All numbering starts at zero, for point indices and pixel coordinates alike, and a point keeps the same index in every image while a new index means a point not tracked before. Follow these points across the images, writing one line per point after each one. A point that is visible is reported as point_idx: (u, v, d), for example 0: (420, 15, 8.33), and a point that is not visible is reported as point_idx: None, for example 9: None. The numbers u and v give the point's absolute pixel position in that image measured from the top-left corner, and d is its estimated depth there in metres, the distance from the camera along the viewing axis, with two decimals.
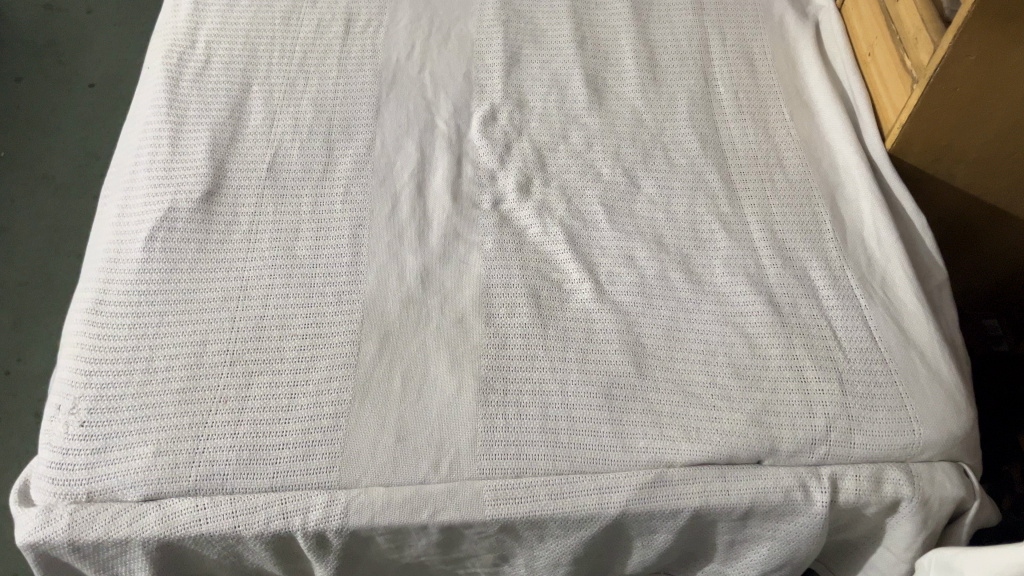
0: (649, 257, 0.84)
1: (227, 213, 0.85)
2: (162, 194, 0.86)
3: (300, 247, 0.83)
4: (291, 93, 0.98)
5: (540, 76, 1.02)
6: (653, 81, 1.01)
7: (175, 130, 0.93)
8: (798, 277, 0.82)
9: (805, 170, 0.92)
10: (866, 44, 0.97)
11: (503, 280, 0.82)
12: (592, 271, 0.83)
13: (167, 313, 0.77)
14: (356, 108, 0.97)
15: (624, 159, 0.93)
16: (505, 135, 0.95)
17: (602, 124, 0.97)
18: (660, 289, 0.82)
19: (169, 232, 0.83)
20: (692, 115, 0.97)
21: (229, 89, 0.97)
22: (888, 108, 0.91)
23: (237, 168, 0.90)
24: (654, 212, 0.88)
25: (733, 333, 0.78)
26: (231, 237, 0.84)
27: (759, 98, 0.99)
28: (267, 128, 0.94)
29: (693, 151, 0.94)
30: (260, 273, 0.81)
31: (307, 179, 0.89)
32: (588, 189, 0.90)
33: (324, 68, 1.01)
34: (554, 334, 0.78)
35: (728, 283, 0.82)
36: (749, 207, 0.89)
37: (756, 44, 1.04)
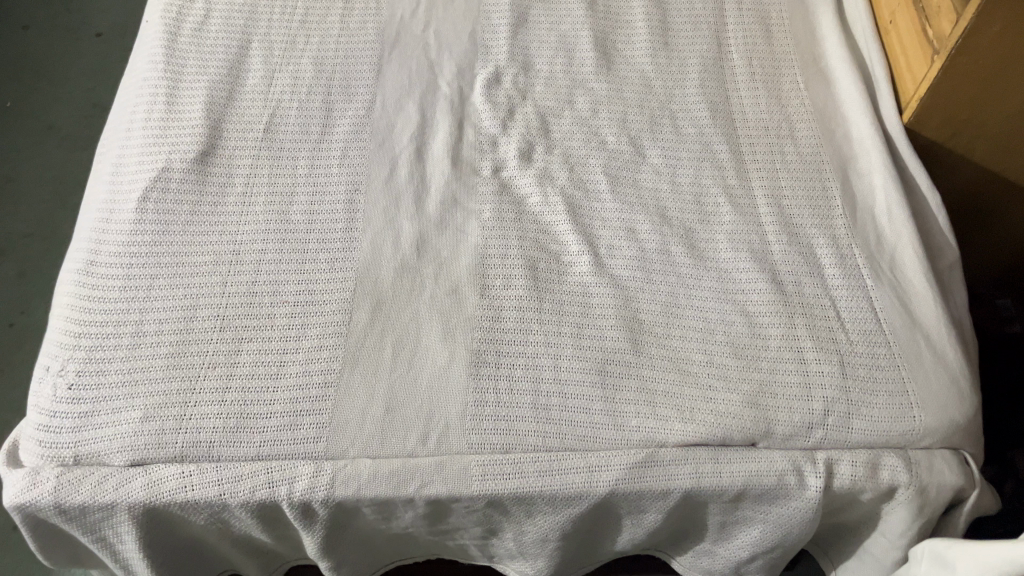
0: (651, 231, 0.82)
1: (222, 173, 0.84)
2: (156, 154, 0.84)
3: (295, 211, 0.82)
4: (291, 50, 0.95)
5: (547, 38, 0.99)
6: (664, 45, 0.97)
7: (172, 87, 0.91)
8: (804, 254, 0.80)
9: (817, 142, 0.89)
10: (887, 10, 0.93)
11: (500, 251, 0.80)
12: (592, 243, 0.81)
13: (158, 276, 0.76)
14: (356, 67, 0.94)
15: (630, 126, 0.90)
16: (509, 99, 0.93)
17: (610, 89, 0.94)
18: (661, 264, 0.80)
19: (162, 193, 0.81)
20: (703, 81, 0.94)
21: (227, 45, 0.95)
22: (907, 79, 0.88)
23: (234, 127, 0.88)
24: (658, 183, 0.86)
25: (733, 311, 0.76)
26: (225, 199, 0.82)
27: (773, 65, 0.95)
28: (265, 86, 0.92)
29: (703, 119, 0.91)
30: (254, 237, 0.80)
31: (304, 140, 0.87)
32: (592, 158, 0.88)
33: (327, 25, 0.98)
34: (550, 307, 0.76)
35: (731, 258, 0.80)
36: (757, 179, 0.86)
37: (773, 9, 1.00)
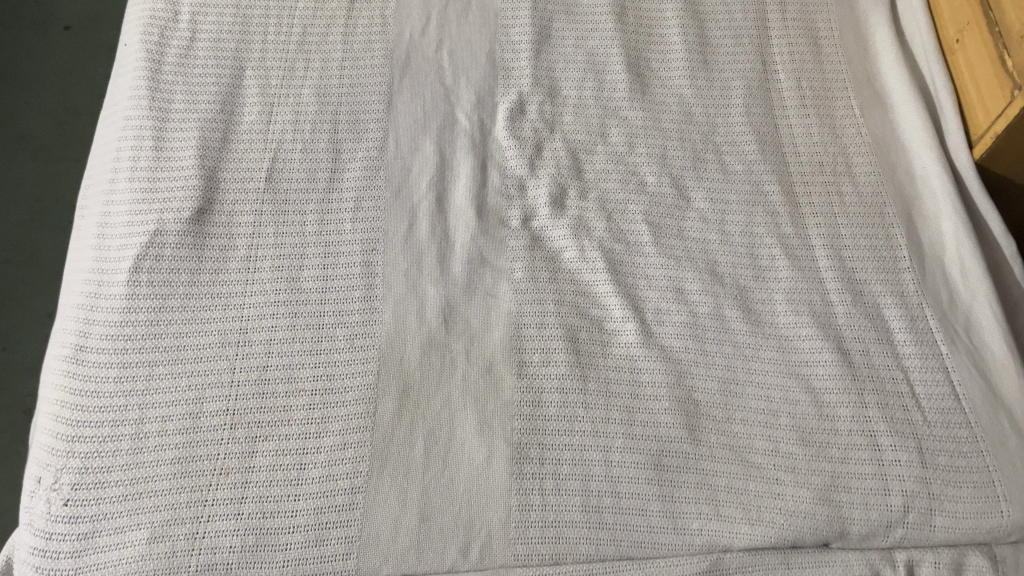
0: (702, 291, 0.74)
1: (222, 234, 0.75)
2: (146, 213, 0.75)
3: (306, 278, 0.73)
4: (290, 79, 0.85)
5: (573, 57, 0.89)
6: (703, 64, 0.88)
7: (160, 128, 0.81)
8: (870, 317, 0.73)
9: (877, 179, 0.80)
10: (952, 27, 0.84)
11: (536, 319, 0.73)
12: (638, 307, 0.73)
13: (157, 364, 0.68)
14: (364, 98, 0.85)
15: (671, 164, 0.82)
16: (535, 133, 0.84)
17: (646, 118, 0.85)
18: (714, 332, 0.72)
19: (156, 261, 0.73)
20: (749, 108, 0.85)
21: (219, 75, 0.85)
22: (978, 110, 0.79)
23: (232, 177, 0.78)
24: (706, 232, 0.78)
25: (798, 388, 0.69)
26: (227, 265, 0.73)
27: (823, 87, 0.86)
28: (264, 124, 0.82)
29: (750, 154, 0.82)
30: (262, 312, 0.71)
31: (312, 190, 0.78)
32: (631, 203, 0.79)
33: (328, 47, 0.88)
34: (596, 387, 0.69)
35: (791, 323, 0.73)
36: (814, 226, 0.78)
37: (821, 18, 0.91)
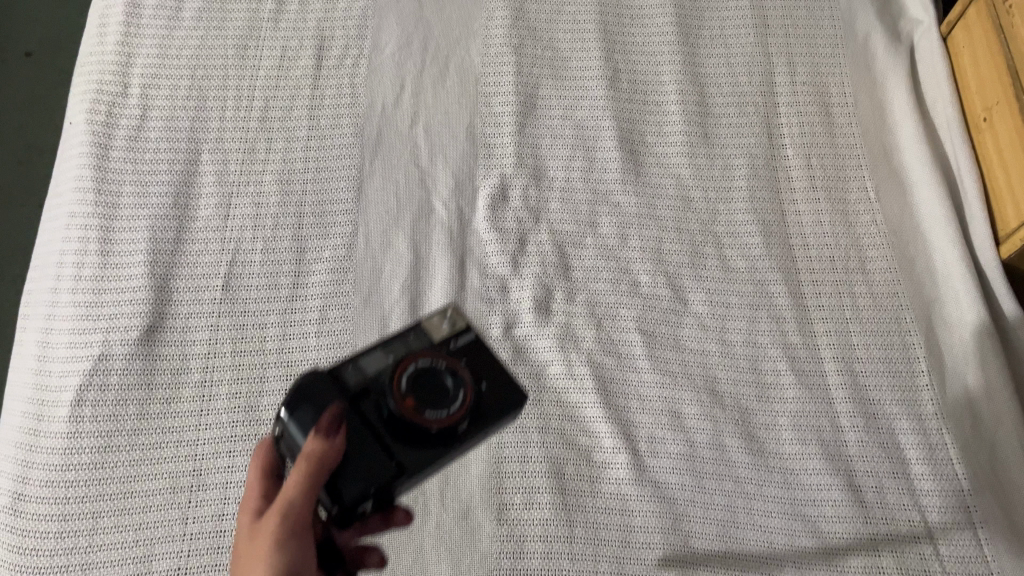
0: (700, 416, 0.68)
1: (174, 356, 0.69)
2: (91, 332, 0.68)
3: (266, 407, 0.67)
4: (251, 163, 0.78)
5: (561, 131, 0.81)
6: (704, 138, 0.80)
7: (107, 226, 0.73)
8: (884, 445, 0.66)
9: (893, 277, 0.73)
10: (981, 104, 0.76)
11: (518, 450, 0.66)
12: (629, 435, 0.67)
13: (102, 514, 0.62)
14: (331, 184, 0.77)
15: (667, 260, 0.75)
16: (518, 223, 0.76)
17: (641, 205, 0.77)
18: (714, 465, 0.66)
19: (101, 391, 0.66)
20: (753, 191, 0.77)
21: (172, 160, 0.77)
22: (1007, 202, 0.72)
23: (186, 285, 0.72)
24: (705, 342, 0.71)
25: (804, 533, 0.63)
26: (180, 393, 0.67)
27: (835, 165, 0.78)
28: (221, 220, 0.75)
29: (754, 247, 0.75)
30: (218, 448, 0.65)
31: (273, 298, 0.72)
32: (623, 307, 0.72)
33: (292, 123, 0.80)
34: (582, 535, 0.63)
35: (797, 454, 0.66)
36: (824, 334, 0.71)
37: (832, 82, 0.82)
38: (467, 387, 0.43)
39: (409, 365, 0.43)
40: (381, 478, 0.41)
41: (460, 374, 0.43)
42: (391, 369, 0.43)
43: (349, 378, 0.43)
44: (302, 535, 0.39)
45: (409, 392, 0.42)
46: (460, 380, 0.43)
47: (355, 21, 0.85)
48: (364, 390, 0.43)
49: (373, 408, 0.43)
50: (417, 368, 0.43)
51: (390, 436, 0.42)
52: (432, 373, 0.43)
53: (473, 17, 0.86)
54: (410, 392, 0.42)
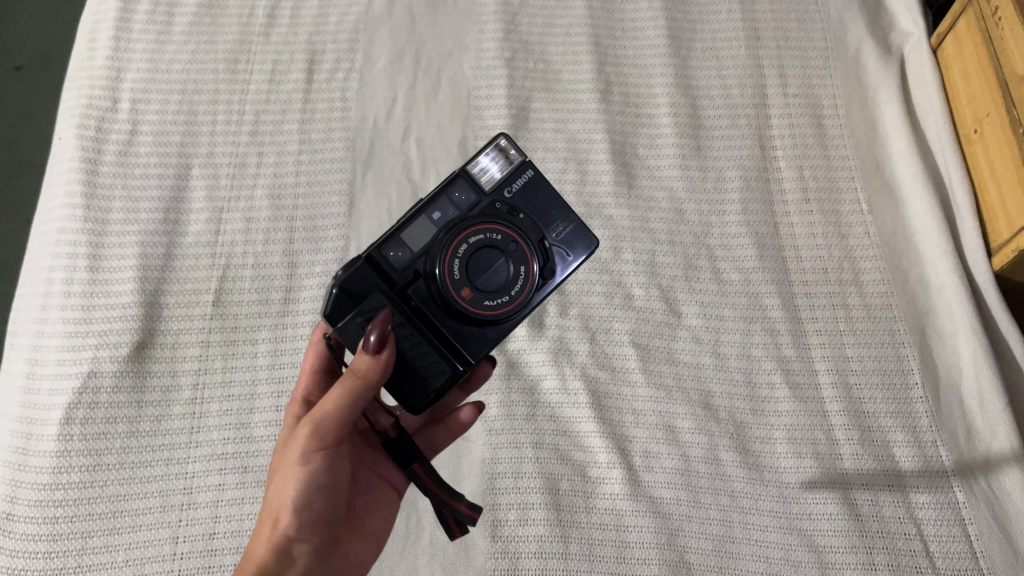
0: (694, 430, 0.67)
1: (164, 373, 0.68)
2: (79, 349, 0.67)
3: (257, 423, 0.66)
4: (241, 178, 0.77)
5: (554, 144, 0.81)
6: (696, 150, 0.80)
7: (96, 241, 0.72)
8: (879, 458, 0.66)
9: (886, 288, 0.73)
10: (972, 116, 0.76)
11: (512, 466, 0.66)
12: (624, 450, 0.67)
13: (91, 534, 0.61)
14: (323, 198, 0.77)
15: (661, 273, 0.74)
16: None
17: (634, 218, 0.77)
18: (709, 479, 0.66)
19: (90, 409, 0.65)
20: (746, 204, 0.77)
21: (162, 175, 0.77)
22: (999, 213, 0.72)
23: (176, 302, 0.71)
24: (699, 356, 0.71)
25: (800, 548, 0.63)
26: (171, 410, 0.67)
27: (827, 177, 0.79)
28: (212, 235, 0.74)
29: (747, 260, 0.75)
30: (209, 466, 0.65)
31: (264, 313, 0.71)
32: (616, 320, 0.72)
33: (283, 137, 0.80)
34: (577, 551, 0.63)
35: (792, 468, 0.66)
36: (818, 346, 0.71)
37: (823, 94, 0.82)
38: (526, 263, 0.49)
39: (462, 242, 0.48)
40: (438, 380, 0.48)
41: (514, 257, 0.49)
42: (443, 243, 0.48)
43: (404, 265, 0.49)
44: (326, 452, 0.48)
45: (463, 276, 0.48)
46: (519, 260, 0.49)
47: (346, 34, 0.85)
48: (419, 274, 0.49)
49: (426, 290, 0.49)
50: (469, 245, 0.48)
51: (445, 313, 0.49)
52: (484, 248, 0.48)
53: (465, 31, 0.86)
54: (463, 276, 0.48)
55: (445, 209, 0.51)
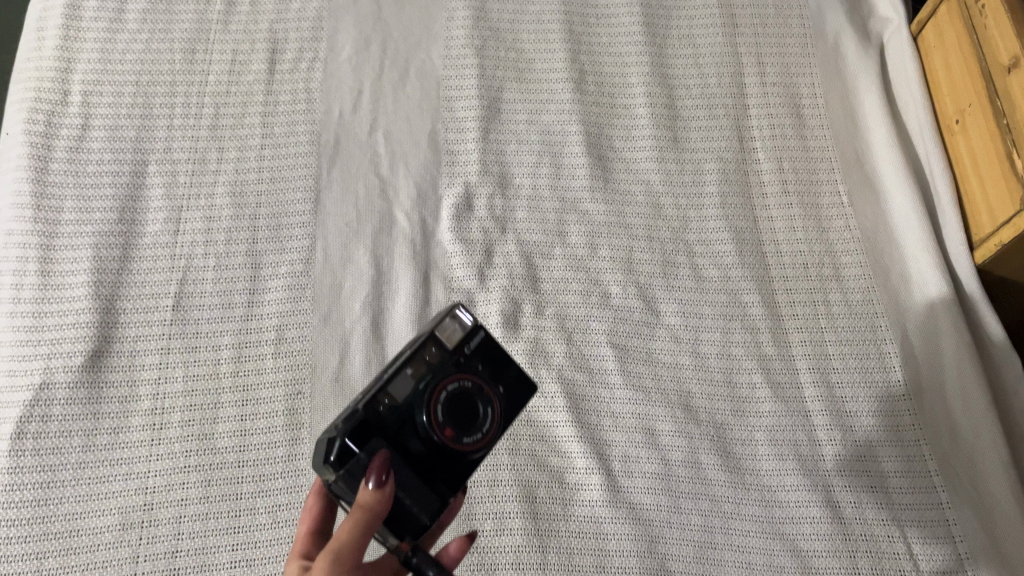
0: (675, 433, 0.65)
1: (122, 382, 0.65)
2: (31, 359, 0.64)
3: (221, 434, 0.64)
4: (201, 174, 0.74)
5: (527, 136, 0.78)
6: (673, 142, 0.78)
7: (47, 244, 0.69)
8: (862, 458, 0.65)
9: (867, 284, 0.72)
10: (954, 106, 0.74)
11: (487, 474, 0.64)
12: (602, 455, 0.65)
13: (47, 555, 0.59)
14: (287, 195, 0.74)
15: (638, 270, 0.72)
16: (484, 232, 0.74)
17: (610, 212, 0.75)
18: (689, 484, 0.64)
19: (44, 423, 0.62)
20: (725, 197, 0.75)
21: (117, 172, 0.73)
22: (981, 207, 0.70)
23: (133, 306, 0.68)
24: (678, 355, 0.69)
25: (783, 553, 0.61)
26: (129, 421, 0.64)
27: (807, 169, 0.77)
28: (171, 235, 0.71)
29: (726, 256, 0.73)
30: (170, 480, 0.62)
31: (226, 318, 0.68)
32: (593, 319, 0.70)
33: (244, 130, 0.76)
34: (556, 561, 0.61)
35: (774, 471, 0.64)
36: (799, 344, 0.69)
37: (803, 83, 0.81)
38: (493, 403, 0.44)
39: (443, 389, 0.43)
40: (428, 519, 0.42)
41: (486, 395, 0.44)
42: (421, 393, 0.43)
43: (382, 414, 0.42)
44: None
45: (434, 420, 0.42)
46: (487, 400, 0.44)
47: (309, 22, 0.82)
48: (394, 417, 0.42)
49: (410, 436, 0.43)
50: (445, 394, 0.43)
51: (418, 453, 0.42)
52: (462, 399, 0.43)
53: (434, 18, 0.83)
54: (446, 421, 0.43)
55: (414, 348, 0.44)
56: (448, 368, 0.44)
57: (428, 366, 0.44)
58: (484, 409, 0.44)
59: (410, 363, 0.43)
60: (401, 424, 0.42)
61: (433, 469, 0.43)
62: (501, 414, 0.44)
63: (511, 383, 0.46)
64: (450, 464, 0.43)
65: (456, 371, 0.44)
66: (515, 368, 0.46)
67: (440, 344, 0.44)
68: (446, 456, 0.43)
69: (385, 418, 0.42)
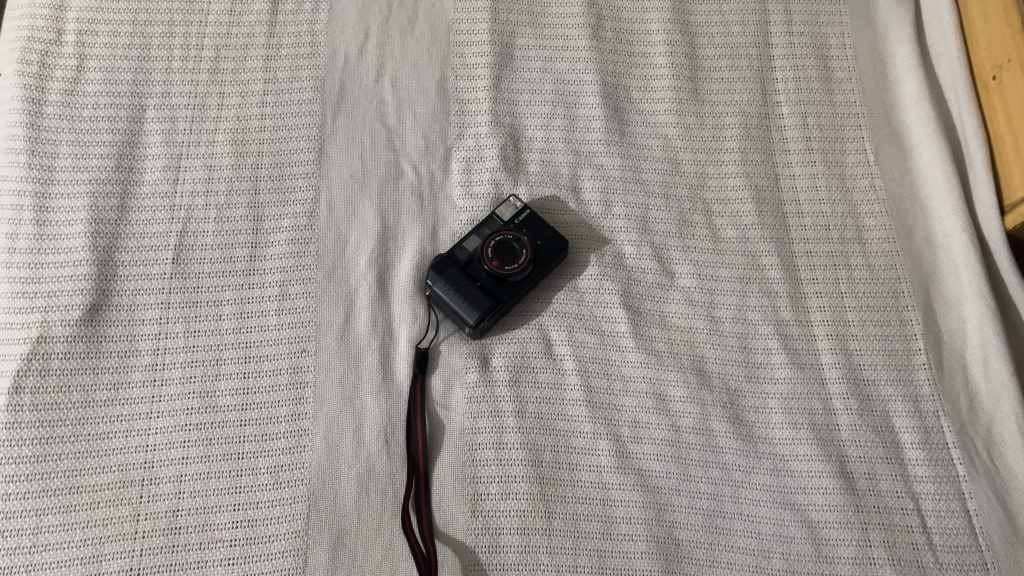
0: (686, 399, 0.64)
1: (121, 337, 0.63)
2: (27, 311, 0.63)
3: (223, 392, 0.62)
4: (202, 121, 0.71)
5: (540, 86, 0.75)
6: (693, 94, 0.75)
7: (43, 192, 0.67)
8: (878, 428, 0.63)
9: (891, 247, 0.69)
10: (991, 60, 0.70)
11: (493, 437, 0.62)
12: (611, 420, 0.63)
13: (47, 511, 0.58)
14: (290, 144, 0.71)
15: (653, 229, 0.70)
16: (494, 186, 0.71)
17: (625, 167, 0.72)
18: (699, 451, 0.62)
19: (42, 377, 0.61)
20: (745, 154, 0.72)
21: (114, 117, 0.70)
22: (1015, 168, 0.67)
23: (132, 257, 0.66)
24: (692, 318, 0.67)
25: (794, 523, 0.60)
26: (129, 377, 0.62)
27: (832, 125, 0.73)
28: (170, 184, 0.69)
29: (745, 216, 0.70)
30: (171, 438, 0.61)
31: (228, 272, 0.66)
32: (606, 279, 0.68)
33: (246, 75, 0.73)
34: (562, 528, 0.60)
35: (787, 439, 0.63)
36: (817, 310, 0.67)
37: (832, 33, 0.77)
38: (527, 245, 0.65)
39: (494, 239, 0.66)
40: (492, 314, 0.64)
41: (523, 240, 0.66)
42: (481, 242, 0.66)
43: (463, 256, 0.66)
44: None
45: (492, 256, 0.65)
46: (523, 243, 0.65)
47: None
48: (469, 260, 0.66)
49: (477, 273, 0.66)
50: (497, 243, 0.66)
51: (484, 282, 0.65)
52: (505, 241, 0.66)
53: None
54: (494, 258, 0.65)
55: (484, 225, 0.67)
56: (499, 230, 0.67)
57: (488, 227, 0.67)
58: (516, 244, 0.66)
59: (478, 229, 0.67)
60: (471, 261, 0.66)
61: (494, 287, 0.65)
62: (534, 255, 0.65)
63: (547, 239, 0.67)
64: (504, 286, 0.65)
65: (504, 230, 0.67)
66: (552, 231, 0.67)
67: (497, 219, 0.67)
68: (498, 279, 0.65)
69: (459, 257, 0.66)
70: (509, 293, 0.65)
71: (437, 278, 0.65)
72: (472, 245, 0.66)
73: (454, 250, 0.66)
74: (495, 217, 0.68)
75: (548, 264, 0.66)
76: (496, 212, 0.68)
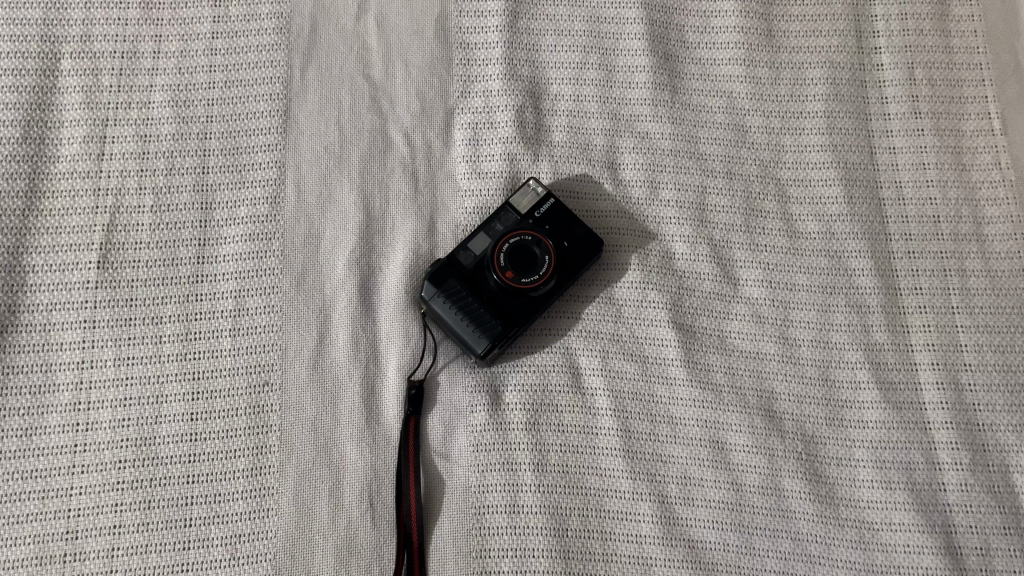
0: (750, 448, 0.50)
1: (32, 366, 0.50)
2: None
3: (165, 439, 0.49)
4: (133, 74, 0.55)
5: (568, 25, 0.58)
6: (766, 37, 0.58)
7: None
8: (995, 489, 0.50)
9: (1020, 247, 0.54)
10: None
11: (506, 497, 0.49)
12: (655, 476, 0.50)
13: None
14: (246, 105, 0.55)
15: (710, 221, 0.55)
16: (508, 162, 0.55)
17: (677, 137, 0.56)
18: (766, 517, 0.49)
19: None
20: (832, 120, 0.56)
21: (19, 69, 0.55)
22: None
23: (45, 260, 0.52)
24: (759, 341, 0.52)
25: None
26: (45, 419, 0.49)
27: (948, 80, 0.57)
28: (94, 160, 0.54)
29: (830, 203, 0.55)
30: (100, 499, 0.48)
31: (170, 279, 0.52)
32: (650, 289, 0.53)
33: (189, 12, 0.57)
34: None
35: (878, 503, 0.50)
36: (921, 330, 0.52)
37: None
38: (550, 250, 0.50)
39: (508, 241, 0.51)
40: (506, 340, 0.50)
41: (545, 243, 0.51)
42: (491, 245, 0.51)
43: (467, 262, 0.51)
44: None
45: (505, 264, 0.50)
46: (545, 248, 0.51)
47: None
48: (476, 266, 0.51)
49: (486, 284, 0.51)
50: (511, 246, 0.51)
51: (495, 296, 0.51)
52: (521, 244, 0.51)
53: None
54: (508, 266, 0.50)
55: (494, 220, 0.52)
56: (514, 228, 0.52)
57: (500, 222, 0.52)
58: (536, 247, 0.51)
59: (486, 226, 0.52)
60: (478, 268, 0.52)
61: (507, 304, 0.50)
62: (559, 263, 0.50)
63: (577, 240, 0.52)
64: (521, 303, 0.50)
65: (520, 228, 0.52)
66: (582, 227, 0.52)
67: (510, 212, 0.52)
68: (513, 294, 0.50)
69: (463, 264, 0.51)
70: (527, 313, 0.50)
71: (436, 294, 0.50)
72: (480, 248, 0.52)
73: (457, 254, 0.52)
74: (508, 209, 0.52)
75: (576, 273, 0.51)
76: (510, 202, 0.53)
